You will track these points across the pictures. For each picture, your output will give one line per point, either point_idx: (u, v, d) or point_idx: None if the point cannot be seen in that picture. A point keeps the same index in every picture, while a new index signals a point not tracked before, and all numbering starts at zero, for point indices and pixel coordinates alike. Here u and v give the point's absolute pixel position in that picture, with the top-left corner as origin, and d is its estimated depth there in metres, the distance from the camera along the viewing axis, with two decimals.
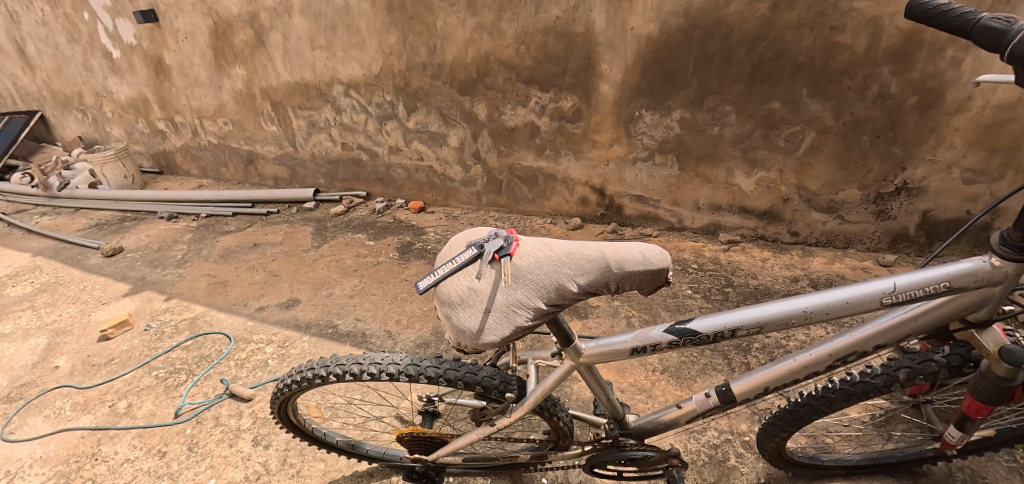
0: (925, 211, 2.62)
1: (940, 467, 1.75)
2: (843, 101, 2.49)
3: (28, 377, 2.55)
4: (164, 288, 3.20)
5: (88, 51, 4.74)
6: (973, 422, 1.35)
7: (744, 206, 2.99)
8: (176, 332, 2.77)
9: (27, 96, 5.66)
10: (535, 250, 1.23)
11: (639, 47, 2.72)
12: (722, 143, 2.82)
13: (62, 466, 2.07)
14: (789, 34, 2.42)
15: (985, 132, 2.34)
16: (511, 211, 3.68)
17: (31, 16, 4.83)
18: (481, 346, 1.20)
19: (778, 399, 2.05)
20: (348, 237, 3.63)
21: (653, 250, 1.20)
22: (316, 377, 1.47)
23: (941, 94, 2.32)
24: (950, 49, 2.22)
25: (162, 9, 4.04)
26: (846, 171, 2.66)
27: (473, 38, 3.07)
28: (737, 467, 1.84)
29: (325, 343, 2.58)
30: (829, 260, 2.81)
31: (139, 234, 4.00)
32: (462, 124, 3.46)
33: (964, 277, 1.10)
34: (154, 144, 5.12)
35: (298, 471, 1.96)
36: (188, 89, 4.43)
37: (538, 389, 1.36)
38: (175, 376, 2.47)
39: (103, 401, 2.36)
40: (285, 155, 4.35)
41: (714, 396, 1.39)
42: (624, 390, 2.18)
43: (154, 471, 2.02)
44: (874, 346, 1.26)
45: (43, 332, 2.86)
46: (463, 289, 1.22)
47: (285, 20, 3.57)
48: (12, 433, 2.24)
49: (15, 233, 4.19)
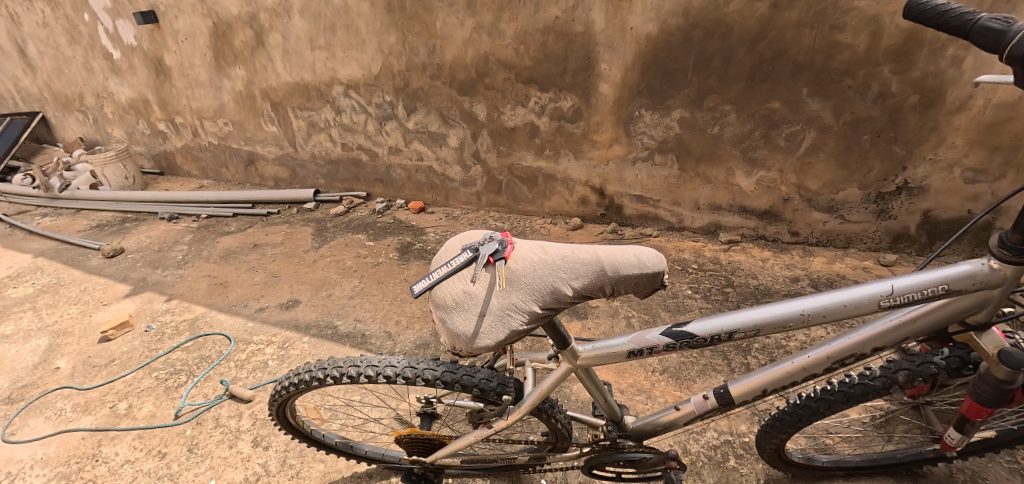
0: (927, 210, 2.61)
1: (941, 467, 1.74)
2: (843, 101, 2.48)
3: (29, 378, 2.56)
4: (164, 288, 3.21)
5: (89, 52, 4.75)
6: (973, 423, 1.34)
7: (744, 206, 2.98)
8: (177, 333, 2.78)
9: (28, 97, 5.67)
10: (531, 253, 1.22)
11: (639, 46, 2.72)
12: (722, 143, 2.82)
13: (63, 466, 2.07)
14: (789, 33, 2.41)
15: (986, 132, 2.33)
16: (510, 211, 3.67)
17: (32, 17, 4.84)
18: (477, 350, 1.20)
19: (778, 400, 2.05)
20: (348, 237, 3.64)
21: (649, 253, 1.20)
22: (313, 379, 1.47)
23: (942, 92, 2.31)
24: (951, 47, 2.21)
25: (162, 10, 4.05)
26: (847, 170, 2.65)
27: (472, 38, 3.07)
28: (737, 468, 1.84)
29: (325, 344, 2.58)
30: (830, 259, 2.80)
31: (140, 234, 4.01)
32: (461, 124, 3.45)
33: (962, 279, 1.10)
34: (155, 144, 5.13)
35: (297, 472, 1.97)
36: (189, 90, 4.43)
37: (536, 392, 1.36)
38: (176, 377, 2.47)
39: (104, 402, 2.37)
40: (285, 155, 4.35)
41: (712, 398, 1.39)
42: (624, 391, 2.17)
43: (154, 472, 2.02)
44: (872, 349, 1.25)
45: (44, 332, 2.87)
46: (458, 293, 1.22)
47: (284, 20, 3.57)
48: (13, 434, 2.25)
49: (17, 233, 4.21)
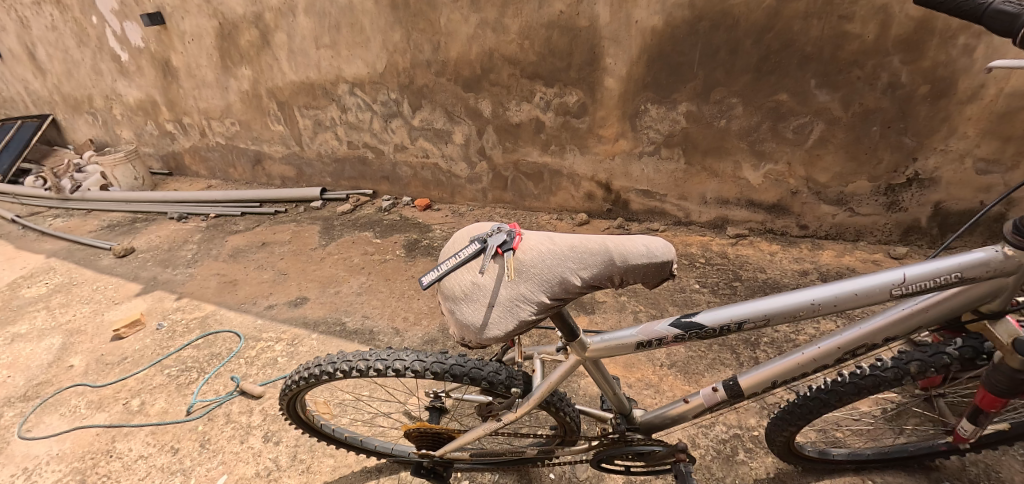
0: (938, 202, 2.58)
1: (954, 461, 1.72)
2: (851, 92, 2.45)
3: (43, 376, 2.59)
4: (174, 287, 3.24)
5: (97, 54, 4.79)
6: (987, 414, 1.34)
7: (752, 200, 2.96)
8: (187, 331, 2.81)
9: (39, 100, 5.73)
10: (539, 244, 1.22)
11: (644, 40, 2.70)
12: (730, 136, 2.80)
13: (79, 462, 2.11)
14: (797, 24, 2.39)
15: (998, 121, 2.30)
16: (516, 207, 3.67)
17: (41, 21, 4.89)
18: (486, 341, 1.20)
19: (787, 393, 2.04)
20: (355, 235, 3.65)
21: (657, 243, 1.20)
22: (323, 373, 1.48)
23: (953, 82, 2.28)
24: (962, 36, 2.18)
25: (169, 12, 4.07)
26: (856, 162, 2.62)
27: (477, 34, 3.07)
28: (746, 462, 1.83)
29: (333, 341, 2.60)
30: (839, 252, 2.78)
31: (150, 234, 4.05)
32: (467, 121, 3.45)
33: (976, 267, 1.09)
34: (163, 145, 5.17)
35: (308, 467, 1.98)
36: (196, 90, 4.46)
37: (543, 385, 1.36)
38: (188, 375, 2.50)
39: (118, 398, 2.40)
40: (292, 155, 4.38)
41: (721, 390, 1.37)
42: (632, 385, 2.17)
43: (168, 467, 2.05)
44: (884, 339, 1.24)
45: (58, 331, 2.91)
46: (466, 284, 1.22)
47: (289, 19, 3.59)
48: (29, 430, 2.28)
49: (30, 234, 4.26)
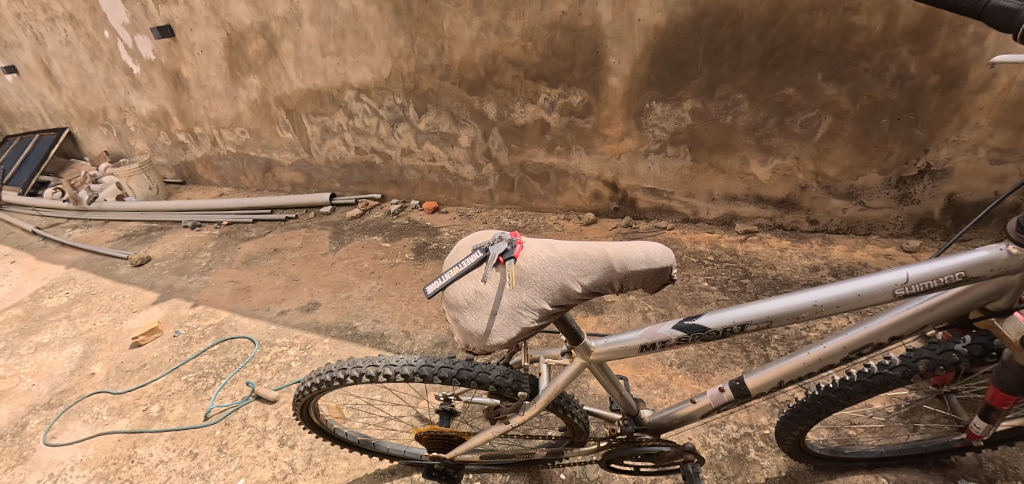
0: (951, 193, 2.55)
1: (970, 457, 1.71)
2: (859, 84, 2.42)
3: (66, 384, 2.67)
4: (190, 295, 3.31)
5: (110, 68, 4.89)
6: (998, 412, 1.32)
7: (760, 195, 2.94)
8: (203, 338, 2.87)
9: (55, 113, 5.86)
10: (539, 251, 1.24)
11: (647, 38, 2.70)
12: (736, 132, 2.78)
13: (102, 467, 2.17)
14: (802, 18, 2.36)
15: (1012, 110, 2.26)
16: (523, 208, 3.68)
17: (56, 36, 5.00)
18: (489, 348, 1.22)
19: (799, 391, 2.02)
20: (365, 239, 3.69)
21: (656, 248, 1.21)
22: (335, 379, 1.51)
23: (964, 72, 2.24)
24: (971, 25, 2.14)
25: (178, 24, 4.15)
26: (867, 155, 2.59)
27: (480, 37, 3.08)
28: (758, 461, 1.83)
29: (345, 345, 2.64)
30: (851, 247, 2.75)
31: (165, 243, 4.14)
32: (472, 124, 3.47)
33: (980, 266, 1.07)
34: (176, 155, 5.26)
35: (323, 469, 2.02)
36: (206, 100, 4.54)
37: (550, 387, 1.37)
38: (205, 380, 2.56)
39: (138, 405, 2.46)
40: (301, 161, 4.44)
41: (728, 391, 1.38)
42: (641, 385, 2.17)
43: (187, 471, 2.10)
44: (890, 338, 1.23)
45: (80, 340, 2.99)
46: (469, 293, 1.24)
47: (295, 28, 3.63)
48: (54, 437, 2.35)
49: (51, 245, 4.38)
